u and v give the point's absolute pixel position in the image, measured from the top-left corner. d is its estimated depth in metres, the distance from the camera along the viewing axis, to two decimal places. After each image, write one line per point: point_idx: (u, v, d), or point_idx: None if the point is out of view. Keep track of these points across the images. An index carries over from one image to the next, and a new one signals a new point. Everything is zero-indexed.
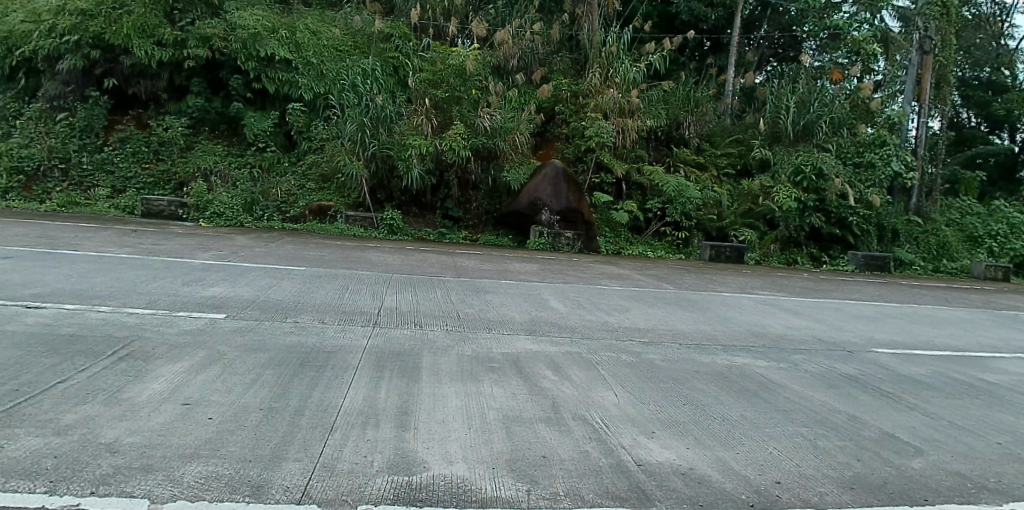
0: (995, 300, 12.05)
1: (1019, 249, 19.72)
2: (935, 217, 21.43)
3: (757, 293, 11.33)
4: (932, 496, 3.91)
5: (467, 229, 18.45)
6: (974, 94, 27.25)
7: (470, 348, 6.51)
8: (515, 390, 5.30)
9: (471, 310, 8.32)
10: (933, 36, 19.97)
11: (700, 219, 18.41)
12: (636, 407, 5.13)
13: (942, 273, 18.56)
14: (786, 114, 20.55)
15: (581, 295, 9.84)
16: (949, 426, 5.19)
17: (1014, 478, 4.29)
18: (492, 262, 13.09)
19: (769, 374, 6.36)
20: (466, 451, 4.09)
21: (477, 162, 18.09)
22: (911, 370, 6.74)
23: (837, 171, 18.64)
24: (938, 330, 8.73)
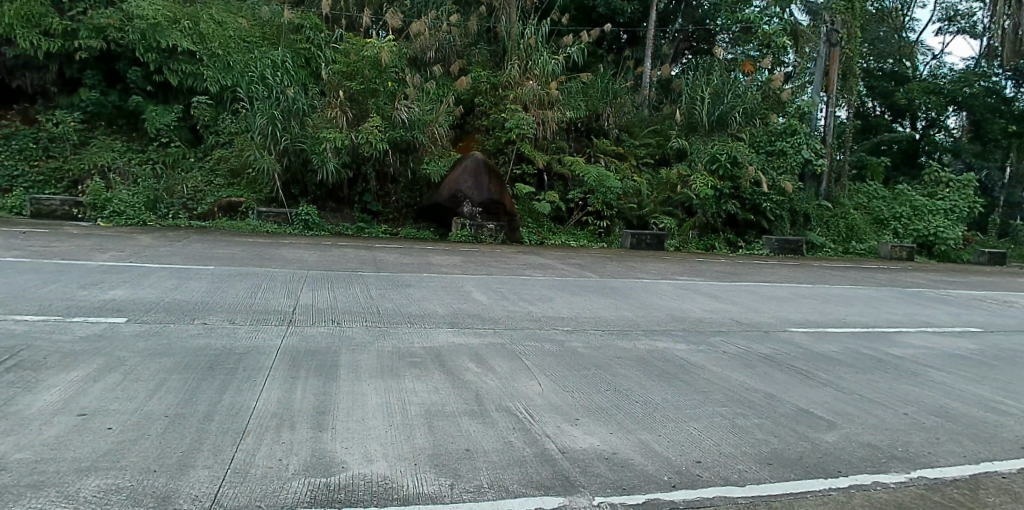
0: (899, 279, 12.89)
1: (921, 230, 21.45)
2: (844, 202, 22.74)
3: (677, 278, 11.62)
4: (845, 468, 4.00)
5: (386, 223, 17.91)
6: (879, 84, 28.05)
7: (390, 343, 6.20)
8: (437, 384, 5.05)
9: (392, 305, 7.96)
10: (839, 29, 20.92)
11: (621, 208, 18.80)
12: (560, 395, 5.03)
13: (851, 254, 19.97)
14: (701, 104, 21.37)
15: (504, 286, 9.69)
16: (860, 400, 5.41)
17: (921, 446, 4.47)
18: (414, 256, 12.71)
19: (689, 357, 6.45)
20: (385, 448, 3.82)
21: (394, 155, 17.50)
22: (823, 347, 7.05)
23: (750, 159, 19.41)
24: (847, 309, 9.20)
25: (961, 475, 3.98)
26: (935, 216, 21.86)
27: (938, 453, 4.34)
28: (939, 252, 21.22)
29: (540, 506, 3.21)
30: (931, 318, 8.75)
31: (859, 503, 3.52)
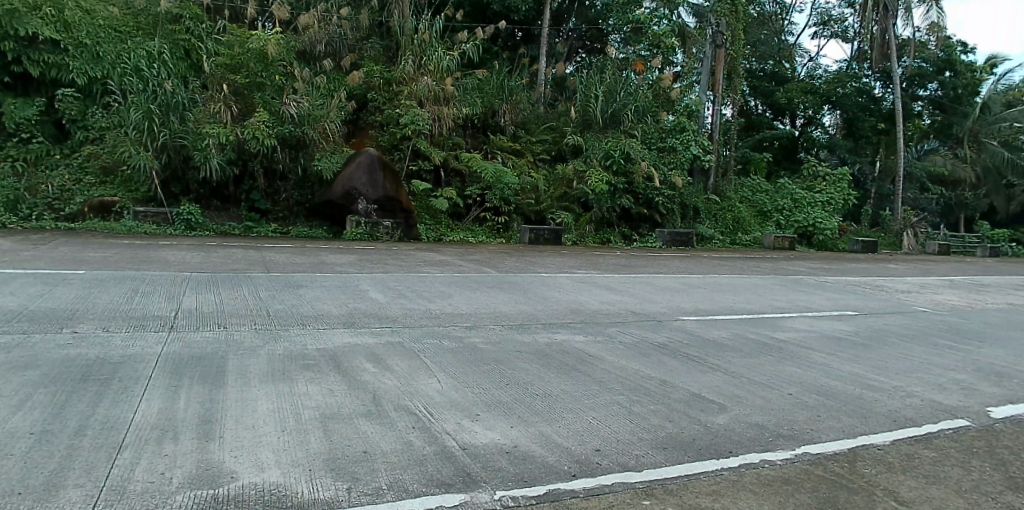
0: (781, 267, 13.90)
1: (801, 221, 23.42)
2: (730, 195, 24.16)
3: (575, 271, 11.87)
4: (735, 448, 3.65)
5: (276, 222, 16.71)
6: (759, 84, 29.61)
7: (282, 346, 5.74)
8: (332, 386, 4.65)
9: (283, 306, 7.46)
10: (723, 31, 22.84)
11: (518, 203, 18.86)
12: (461, 392, 4.63)
13: (738, 245, 21.52)
14: (595, 102, 21.74)
15: (401, 284, 9.36)
16: (746, 383, 5.30)
17: (803, 423, 4.18)
18: (307, 256, 11.99)
19: (588, 348, 6.41)
20: (278, 455, 3.40)
21: (283, 151, 16.44)
22: (713, 333, 7.39)
23: (642, 155, 20.16)
24: (734, 296, 9.77)
25: (842, 450, 3.64)
26: (814, 208, 23.95)
27: (820, 429, 4.04)
28: (817, 241, 23.44)
29: (439, 504, 2.85)
30: (812, 303, 9.39)
31: (748, 481, 3.17)
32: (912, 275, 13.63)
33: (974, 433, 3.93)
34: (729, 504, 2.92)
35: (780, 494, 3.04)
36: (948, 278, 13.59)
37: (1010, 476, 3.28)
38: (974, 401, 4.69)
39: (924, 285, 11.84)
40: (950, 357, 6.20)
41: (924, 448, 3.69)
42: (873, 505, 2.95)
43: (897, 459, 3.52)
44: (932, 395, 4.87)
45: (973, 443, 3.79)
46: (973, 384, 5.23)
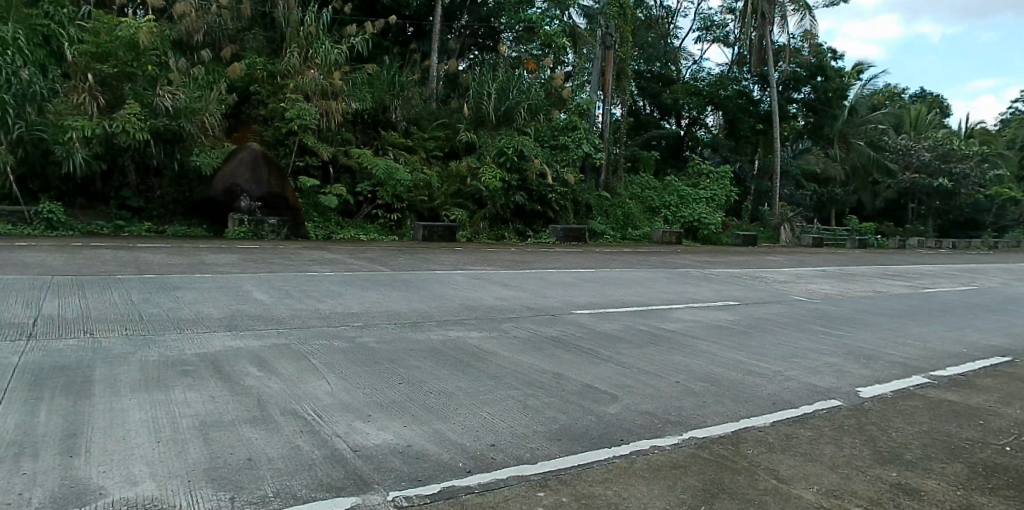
0: (669, 261, 14.53)
1: (687, 217, 24.46)
2: (620, 192, 24.88)
3: (470, 268, 11.68)
4: (626, 435, 3.33)
5: (150, 221, 15.40)
6: (648, 85, 30.01)
7: (157, 352, 5.14)
8: (214, 392, 4.05)
9: (158, 309, 6.74)
10: (612, 33, 23.66)
11: (412, 200, 18.46)
12: (352, 392, 4.02)
13: (628, 240, 22.40)
14: (488, 100, 21.42)
15: (290, 283, 8.85)
16: (636, 372, 5.01)
17: (691, 409, 3.91)
18: (183, 256, 11.01)
19: (483, 344, 5.97)
20: (153, 467, 2.80)
21: (157, 146, 14.92)
22: (605, 326, 7.36)
23: (535, 152, 20.24)
24: (626, 290, 10.04)
25: (726, 432, 3.44)
26: (699, 204, 24.98)
27: (707, 414, 3.81)
28: (703, 236, 24.57)
29: None
30: (697, 294, 9.90)
31: (640, 467, 2.92)
32: (790, 267, 14.57)
33: (843, 412, 3.92)
34: (624, 490, 2.68)
35: (668, 479, 2.82)
36: (821, 268, 14.77)
37: (875, 448, 3.31)
38: (846, 382, 4.72)
39: (802, 276, 12.82)
40: (824, 342, 6.43)
41: (798, 426, 3.61)
42: (756, 484, 2.79)
43: (777, 439, 3.38)
44: (809, 379, 4.84)
45: (843, 418, 3.82)
46: (844, 365, 5.31)
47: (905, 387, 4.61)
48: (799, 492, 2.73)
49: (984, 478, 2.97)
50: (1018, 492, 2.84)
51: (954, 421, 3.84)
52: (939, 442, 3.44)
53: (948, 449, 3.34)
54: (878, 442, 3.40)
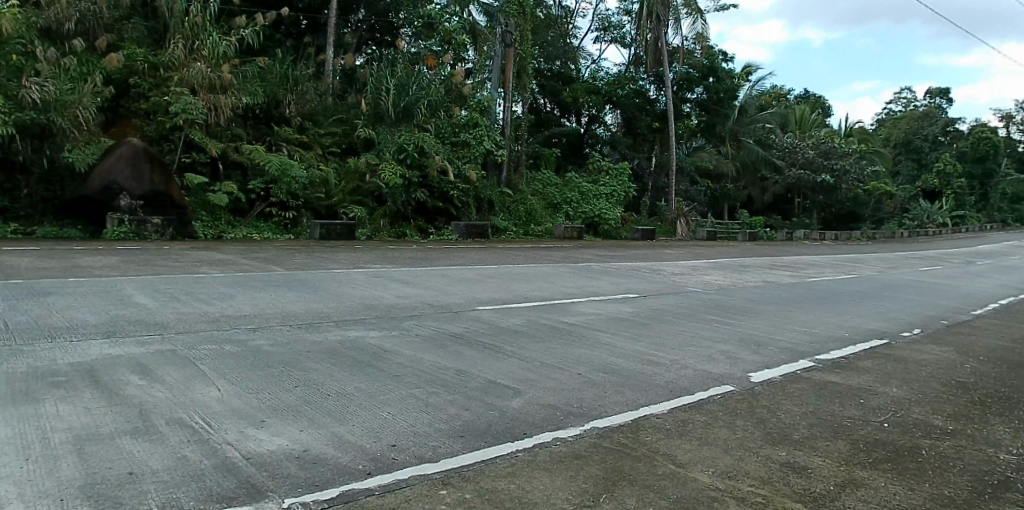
0: (570, 256, 14.75)
1: (588, 212, 25.15)
2: (522, 189, 24.74)
3: (369, 266, 10.95)
4: (529, 427, 3.28)
5: (18, 222, 13.94)
6: (548, 84, 29.08)
7: (18, 364, 4.18)
8: (88, 402, 3.35)
9: (21, 315, 5.99)
10: (512, 31, 23.31)
11: (307, 197, 17.73)
12: (245, 397, 3.46)
13: (531, 235, 22.59)
14: (386, 96, 20.89)
15: (175, 285, 7.68)
16: (539, 366, 4.48)
17: (593, 400, 3.79)
18: (54, 259, 10.04)
19: (383, 344, 4.91)
20: (20, 487, 2.40)
21: (25, 140, 13.96)
22: (509, 321, 6.38)
23: (436, 149, 19.92)
24: (528, 285, 9.70)
25: (626, 420, 3.47)
26: (600, 200, 25.63)
27: (607, 403, 3.74)
28: (603, 231, 25.53)
29: None
30: (596, 289, 9.54)
31: (543, 460, 2.93)
32: (684, 260, 15.14)
33: (736, 396, 4.06)
34: (526, 486, 2.70)
35: (570, 469, 2.87)
36: (715, 260, 15.57)
37: (767, 429, 3.48)
38: (738, 367, 4.85)
39: (697, 268, 13.25)
40: (717, 329, 6.54)
41: (695, 412, 3.69)
42: (656, 471, 2.90)
43: (676, 425, 3.46)
44: (704, 365, 4.87)
45: (736, 402, 3.95)
46: (737, 352, 5.42)
47: (792, 371, 4.84)
48: (695, 475, 2.89)
49: (864, 454, 3.22)
50: (893, 465, 3.11)
51: (837, 401, 4.10)
52: (824, 421, 3.68)
53: (832, 427, 3.58)
54: (768, 424, 3.57)
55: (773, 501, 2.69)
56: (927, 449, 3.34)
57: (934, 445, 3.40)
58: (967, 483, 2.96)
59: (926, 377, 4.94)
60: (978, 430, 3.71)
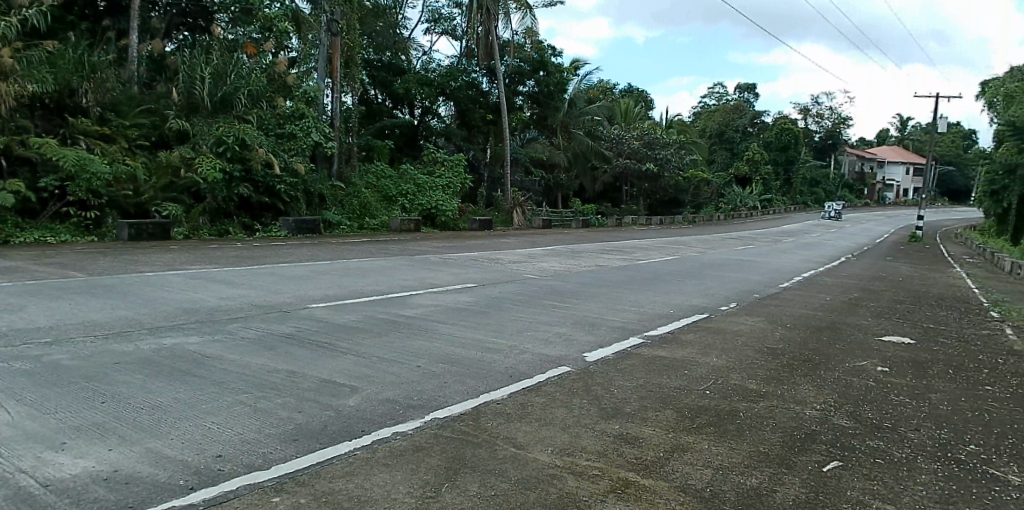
0: (409, 248, 13.95)
1: (424, 203, 22.41)
2: (354, 181, 21.87)
3: (187, 267, 8.86)
4: (367, 424, 3.21)
5: None
6: (378, 75, 25.89)
7: None
8: None
9: None
10: (338, 20, 20.92)
11: (112, 195, 14.32)
12: (43, 420, 3.09)
13: (366, 230, 20.19)
14: (201, 84, 17.36)
15: None
16: (376, 361, 4.34)
17: (433, 392, 3.75)
18: None
19: (205, 350, 4.45)
20: None
21: None
22: (344, 317, 5.78)
23: (259, 141, 17.12)
24: (364, 279, 8.34)
25: (466, 409, 3.49)
26: (436, 192, 22.94)
27: (448, 393, 3.73)
28: (441, 223, 22.93)
29: None
30: (436, 278, 8.85)
31: (382, 456, 2.88)
32: (522, 249, 15.12)
33: (573, 376, 4.21)
34: (365, 483, 2.64)
35: (411, 462, 2.85)
36: (552, 248, 15.84)
37: (602, 405, 3.65)
38: (575, 349, 5.01)
39: (533, 256, 13.22)
40: (556, 313, 6.64)
41: (535, 395, 3.78)
42: (496, 454, 2.96)
43: (515, 409, 3.54)
44: (542, 350, 4.96)
45: (573, 382, 4.10)
46: (573, 334, 5.58)
47: (624, 349, 5.09)
48: (535, 456, 2.98)
49: (690, 420, 3.50)
50: (715, 428, 3.42)
51: (665, 374, 4.38)
52: (654, 393, 3.93)
53: (660, 398, 3.84)
54: (603, 400, 3.75)
55: (607, 472, 2.87)
56: (744, 411, 3.69)
57: (751, 407, 3.77)
58: (780, 440, 3.32)
59: (741, 346, 5.44)
60: (786, 390, 4.16)
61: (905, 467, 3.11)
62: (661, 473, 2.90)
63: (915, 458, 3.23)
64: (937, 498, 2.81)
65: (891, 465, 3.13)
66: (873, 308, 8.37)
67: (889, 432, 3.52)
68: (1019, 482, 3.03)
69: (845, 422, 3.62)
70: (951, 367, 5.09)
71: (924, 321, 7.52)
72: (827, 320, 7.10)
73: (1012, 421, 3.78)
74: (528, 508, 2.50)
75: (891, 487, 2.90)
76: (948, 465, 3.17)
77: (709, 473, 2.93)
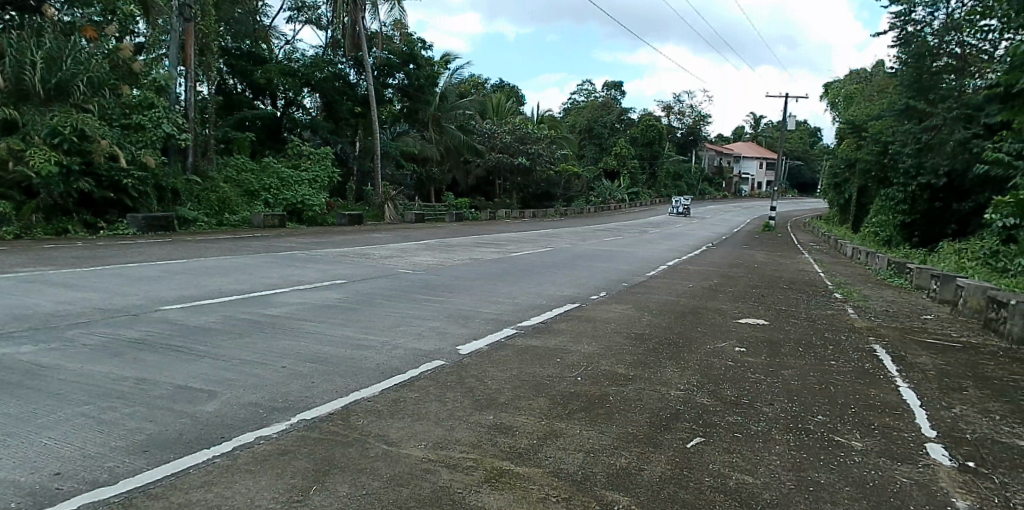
0: (273, 244, 13.38)
1: (289, 198, 21.64)
2: (211, 175, 20.45)
3: (12, 270, 7.95)
4: (228, 430, 3.07)
5: None
6: (238, 64, 24.58)
7: None
8: None
9: None
10: (191, 4, 18.73)
11: None
12: None
13: (226, 226, 18.87)
14: (32, 69, 15.01)
15: None
16: (237, 363, 4.16)
17: (300, 392, 3.66)
18: None
19: (39, 361, 4.06)
20: None
21: None
22: (201, 319, 5.49)
23: (103, 132, 15.29)
24: (224, 279, 7.94)
25: (335, 408, 3.42)
26: (302, 186, 22.28)
27: (316, 393, 3.64)
28: (308, 217, 22.29)
29: None
30: (304, 276, 8.57)
31: (244, 462, 2.77)
32: (394, 244, 14.92)
33: (446, 369, 4.22)
34: (224, 491, 2.52)
35: (278, 466, 2.75)
36: (423, 242, 15.73)
37: (475, 397, 3.69)
38: (449, 342, 5.03)
39: (405, 251, 13.09)
40: (427, 307, 6.64)
41: (407, 390, 3.77)
42: (367, 453, 2.92)
43: (387, 405, 3.50)
44: (414, 345, 4.94)
45: (446, 375, 4.11)
46: (446, 327, 5.61)
47: (497, 340, 5.17)
48: (408, 451, 2.96)
49: (563, 406, 3.62)
50: (587, 412, 3.56)
51: (538, 362, 4.49)
52: (527, 382, 4.02)
53: (534, 386, 3.94)
54: (477, 392, 3.79)
55: (482, 462, 2.90)
56: (613, 395, 3.86)
57: (619, 391, 3.94)
58: (647, 420, 3.49)
59: (612, 332, 5.67)
60: (653, 373, 4.38)
61: (762, 440, 3.34)
62: (535, 460, 2.95)
63: (770, 430, 3.47)
64: (790, 466, 3.05)
65: (748, 437, 3.36)
66: (730, 293, 8.99)
67: (746, 408, 3.78)
68: (860, 446, 3.36)
69: (707, 400, 3.86)
70: (800, 345, 5.58)
71: (778, 304, 8.12)
72: (691, 305, 7.54)
73: (852, 393, 4.23)
74: (398, 507, 2.46)
75: (749, 458, 3.11)
76: (798, 434, 3.44)
77: (580, 456, 3.02)
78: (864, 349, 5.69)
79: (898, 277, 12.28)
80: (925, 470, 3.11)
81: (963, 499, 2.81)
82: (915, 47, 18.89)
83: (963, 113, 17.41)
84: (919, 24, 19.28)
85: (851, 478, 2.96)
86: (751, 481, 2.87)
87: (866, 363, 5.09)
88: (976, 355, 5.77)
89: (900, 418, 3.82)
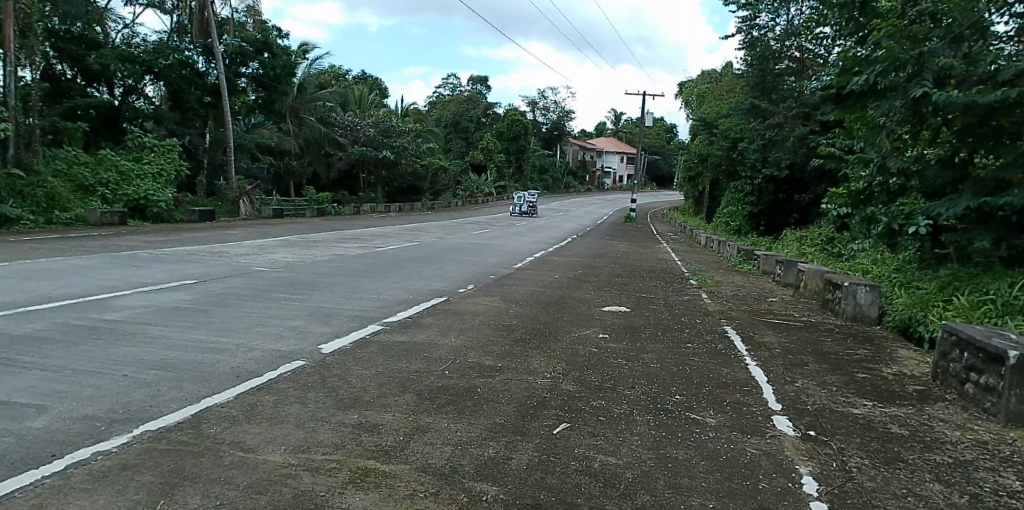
0: (112, 244, 12.29)
1: (130, 194, 20.18)
2: (37, 168, 18.18)
3: None
4: (60, 446, 2.83)
5: None
6: (67, 48, 22.28)
7: None
8: None
9: None
10: None
11: None
12: None
13: (54, 225, 17.33)
14: None
15: None
16: (69, 374, 3.83)
17: (144, 401, 3.44)
18: None
19: None
20: None
21: None
22: (24, 327, 4.99)
23: None
24: (52, 283, 7.23)
25: (184, 416, 3.24)
26: (144, 180, 20.89)
27: (162, 402, 3.43)
28: (152, 215, 20.90)
29: None
30: (150, 277, 7.98)
31: (79, 481, 2.55)
32: (250, 241, 14.17)
33: (307, 370, 4.12)
34: None
35: (117, 483, 2.56)
36: (282, 239, 15.06)
37: (338, 397, 3.63)
38: (310, 341, 4.90)
39: (262, 248, 12.49)
40: (288, 306, 6.43)
41: (265, 393, 3.64)
42: (222, 461, 2.79)
43: (243, 410, 3.37)
44: (273, 345, 4.76)
45: (307, 376, 4.01)
46: (307, 326, 5.46)
47: (360, 337, 5.10)
48: (267, 457, 2.86)
49: (430, 401, 3.63)
50: (455, 406, 3.59)
51: (404, 358, 4.47)
52: (392, 379, 3.99)
53: (400, 383, 3.91)
54: (340, 391, 3.72)
55: (347, 463, 2.85)
56: (481, 387, 3.91)
57: (486, 382, 4.01)
58: (515, 410, 3.57)
59: (480, 325, 5.77)
60: (521, 364, 4.47)
61: (624, 422, 3.51)
62: (401, 457, 2.94)
63: (632, 412, 3.66)
64: (649, 445, 3.22)
65: (611, 421, 3.52)
66: (595, 282, 9.38)
67: (609, 392, 3.97)
68: (714, 422, 3.61)
69: (572, 387, 4.01)
70: (658, 329, 5.95)
71: (638, 292, 8.53)
72: (557, 296, 7.78)
73: (707, 373, 4.54)
74: None
75: (612, 440, 3.26)
76: (658, 414, 3.66)
77: (448, 450, 3.04)
78: (717, 330, 6.18)
79: (747, 262, 13.31)
80: (772, 441, 3.40)
81: (805, 465, 3.09)
82: (760, 51, 20.45)
83: (801, 112, 19.28)
84: (762, 29, 20.86)
85: (706, 452, 3.17)
86: (614, 462, 3.01)
87: (719, 344, 5.48)
88: (816, 333, 6.39)
89: (750, 393, 4.16)
